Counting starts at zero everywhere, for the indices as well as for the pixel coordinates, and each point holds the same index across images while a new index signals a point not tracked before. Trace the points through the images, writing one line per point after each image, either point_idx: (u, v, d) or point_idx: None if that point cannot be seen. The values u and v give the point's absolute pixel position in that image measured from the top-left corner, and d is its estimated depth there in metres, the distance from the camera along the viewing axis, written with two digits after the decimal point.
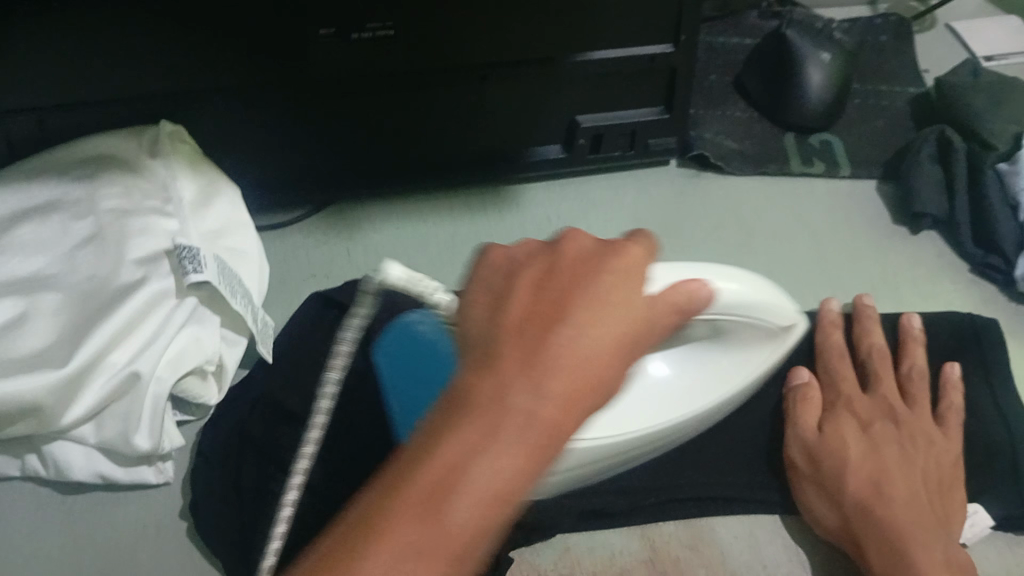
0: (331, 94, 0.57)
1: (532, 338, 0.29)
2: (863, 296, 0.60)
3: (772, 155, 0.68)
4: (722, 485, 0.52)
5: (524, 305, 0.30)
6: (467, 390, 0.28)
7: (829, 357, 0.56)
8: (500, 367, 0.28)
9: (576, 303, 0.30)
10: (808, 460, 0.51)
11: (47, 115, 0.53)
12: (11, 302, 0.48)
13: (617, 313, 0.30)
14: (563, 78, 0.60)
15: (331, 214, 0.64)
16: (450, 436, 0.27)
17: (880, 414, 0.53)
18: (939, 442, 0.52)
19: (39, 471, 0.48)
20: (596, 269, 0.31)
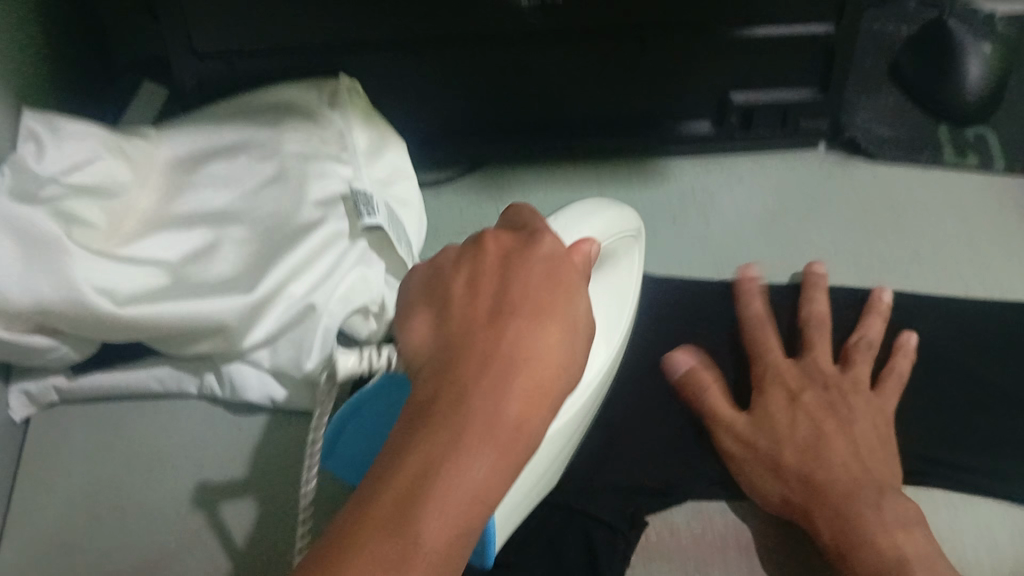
0: (494, 56, 0.59)
1: (486, 366, 0.31)
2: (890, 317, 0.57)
3: (924, 145, 0.68)
4: None
5: (471, 361, 0.31)
6: (426, 400, 0.31)
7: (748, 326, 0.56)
8: (454, 377, 0.31)
9: (498, 370, 0.31)
10: (741, 435, 0.50)
11: (235, 60, 0.58)
12: (202, 232, 0.52)
13: (556, 343, 0.33)
14: (719, 53, 0.61)
15: (483, 175, 0.67)
16: (417, 448, 0.29)
17: (810, 378, 0.52)
18: (875, 401, 0.52)
19: (215, 391, 0.52)
20: (534, 298, 0.34)
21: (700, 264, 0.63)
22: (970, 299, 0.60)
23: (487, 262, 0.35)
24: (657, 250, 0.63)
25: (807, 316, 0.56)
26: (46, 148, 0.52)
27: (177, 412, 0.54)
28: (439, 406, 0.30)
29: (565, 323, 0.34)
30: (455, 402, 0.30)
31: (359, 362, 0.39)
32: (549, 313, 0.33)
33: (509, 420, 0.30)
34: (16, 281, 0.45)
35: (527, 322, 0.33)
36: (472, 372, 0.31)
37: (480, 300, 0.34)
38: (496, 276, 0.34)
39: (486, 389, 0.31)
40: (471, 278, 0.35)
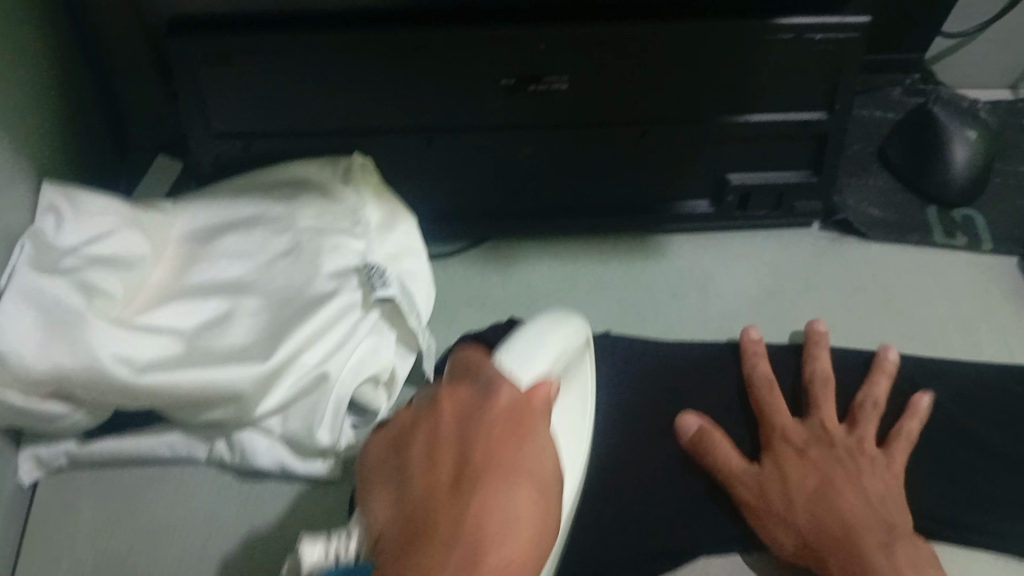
0: (502, 139, 0.62)
1: (455, 555, 0.32)
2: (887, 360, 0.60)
3: (913, 225, 0.70)
4: None
5: (459, 497, 0.34)
6: (419, 525, 0.34)
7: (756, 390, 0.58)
8: (440, 505, 0.34)
9: (480, 495, 0.34)
10: (755, 487, 0.52)
11: (254, 141, 0.60)
12: (218, 302, 0.54)
13: (533, 474, 0.36)
14: (717, 138, 0.64)
15: (489, 250, 0.69)
16: (406, 571, 0.32)
17: (817, 440, 0.54)
18: (880, 458, 0.54)
19: (225, 458, 0.53)
20: (506, 431, 0.37)
21: (702, 337, 0.64)
22: (963, 374, 0.62)
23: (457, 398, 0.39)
24: (660, 323, 0.65)
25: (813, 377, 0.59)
26: (65, 221, 0.54)
27: (184, 478, 0.54)
28: (433, 533, 0.33)
29: (540, 455, 0.37)
30: (437, 555, 0.32)
31: (323, 555, 0.37)
32: (523, 449, 0.37)
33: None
34: (34, 352, 0.47)
35: (513, 452, 0.36)
36: (459, 508, 0.34)
37: (455, 436, 0.37)
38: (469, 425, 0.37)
39: (464, 555, 0.32)
40: (455, 408, 0.39)
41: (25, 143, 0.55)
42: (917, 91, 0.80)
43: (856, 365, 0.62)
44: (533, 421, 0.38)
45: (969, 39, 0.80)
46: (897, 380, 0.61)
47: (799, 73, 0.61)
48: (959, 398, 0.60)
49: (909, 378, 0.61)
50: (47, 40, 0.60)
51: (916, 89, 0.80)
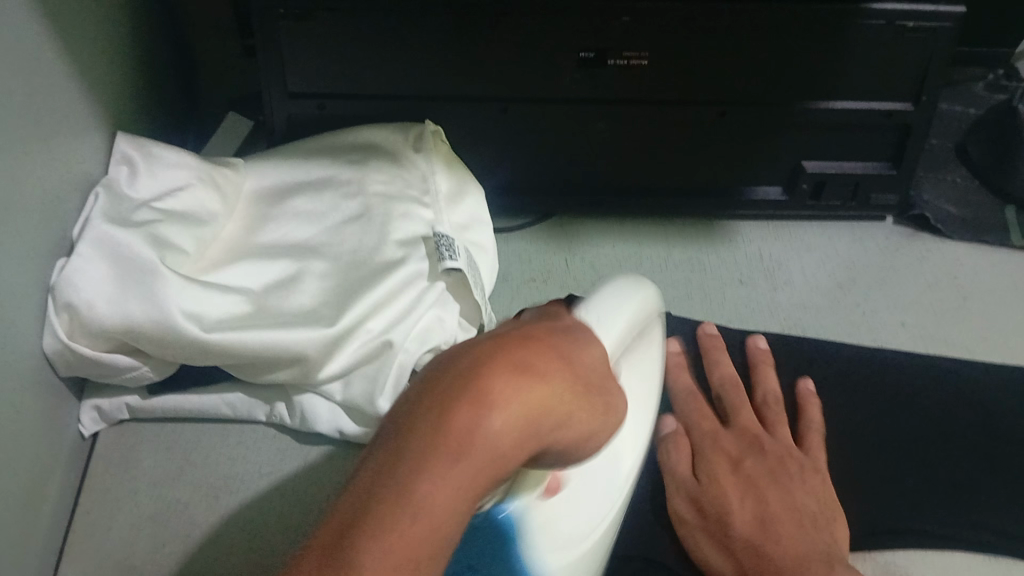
0: (576, 111, 0.61)
1: (473, 390, 0.31)
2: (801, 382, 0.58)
3: (990, 225, 0.68)
4: (922, 521, 0.52)
5: (480, 345, 0.33)
6: (446, 373, 0.32)
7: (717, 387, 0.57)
8: (475, 361, 0.32)
9: (513, 365, 0.32)
10: (693, 509, 0.50)
11: (328, 102, 0.60)
12: (286, 262, 0.54)
13: (565, 356, 0.34)
14: (796, 123, 0.62)
15: (553, 225, 0.68)
16: (426, 415, 0.30)
17: (748, 446, 0.53)
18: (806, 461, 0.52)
19: (284, 419, 0.53)
20: (541, 325, 0.36)
21: (767, 326, 0.63)
22: None
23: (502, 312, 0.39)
24: (723, 308, 0.64)
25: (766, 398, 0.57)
26: (138, 173, 0.54)
27: (244, 438, 0.54)
28: (445, 370, 0.32)
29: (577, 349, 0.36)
30: (460, 381, 0.31)
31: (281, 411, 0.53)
32: (560, 342, 0.35)
33: (488, 434, 0.30)
34: (107, 301, 0.47)
35: (552, 336, 0.35)
36: (477, 351, 0.33)
37: (495, 326, 0.36)
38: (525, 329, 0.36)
39: (483, 389, 0.31)
40: (512, 320, 0.38)
41: (98, 96, 0.55)
42: (1002, 87, 0.77)
43: (929, 365, 0.60)
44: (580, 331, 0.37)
45: None
46: (967, 383, 0.59)
47: (880, 59, 0.59)
48: None
49: (980, 383, 0.59)
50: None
51: (1001, 85, 0.77)
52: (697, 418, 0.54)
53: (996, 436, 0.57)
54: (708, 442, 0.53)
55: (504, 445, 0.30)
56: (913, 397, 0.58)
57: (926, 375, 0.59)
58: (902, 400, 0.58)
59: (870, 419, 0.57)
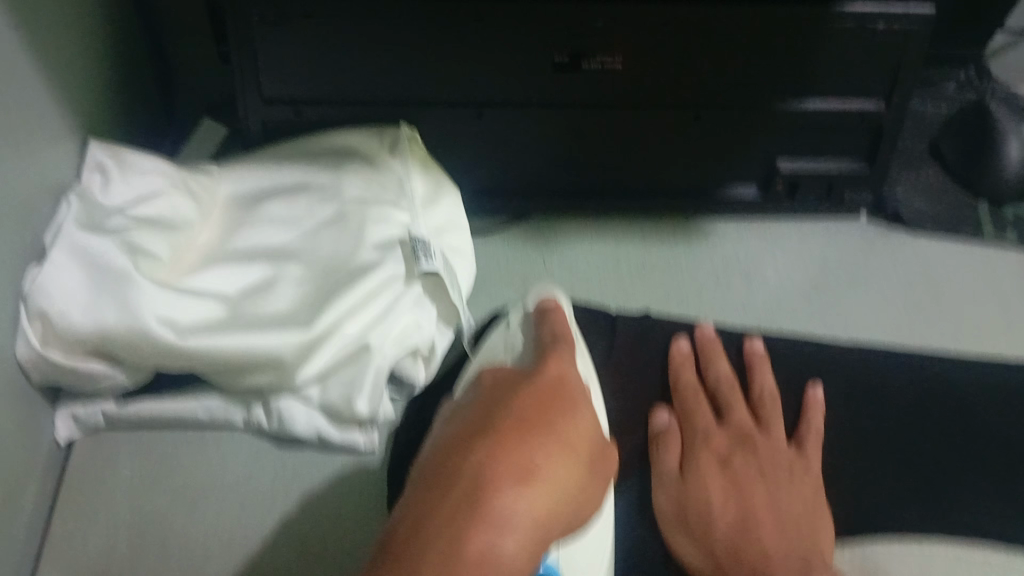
0: (551, 115, 0.61)
1: (488, 502, 0.32)
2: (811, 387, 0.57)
3: (964, 221, 0.69)
4: (900, 514, 0.53)
5: (485, 449, 0.35)
6: (450, 476, 0.34)
7: (714, 385, 0.56)
8: (486, 464, 0.34)
9: (525, 471, 0.34)
10: (676, 507, 0.51)
11: (302, 107, 0.60)
12: (262, 267, 0.54)
13: (563, 449, 0.37)
14: (770, 124, 0.63)
15: (528, 226, 0.68)
16: (436, 525, 0.31)
17: (738, 445, 0.53)
18: (800, 462, 0.53)
19: (262, 424, 0.52)
20: (535, 415, 0.38)
21: (745, 325, 0.63)
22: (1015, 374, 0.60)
23: (486, 397, 0.41)
24: (701, 307, 0.64)
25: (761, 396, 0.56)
26: (112, 180, 0.54)
27: (221, 443, 0.53)
28: (456, 479, 0.33)
29: (573, 436, 0.38)
30: (472, 486, 0.33)
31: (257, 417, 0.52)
32: (561, 431, 0.38)
33: (507, 547, 0.31)
34: (81, 308, 0.47)
35: (547, 426, 0.38)
36: (485, 460, 0.34)
37: (485, 416, 0.38)
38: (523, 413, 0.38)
39: (497, 501, 0.32)
40: (502, 397, 0.40)
41: (70, 105, 0.55)
42: (972, 85, 0.78)
43: (905, 360, 0.60)
44: (572, 408, 0.40)
45: None
46: (944, 377, 0.60)
47: (851, 60, 0.60)
48: (1010, 400, 0.59)
49: (956, 377, 0.60)
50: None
51: (971, 83, 0.78)
52: (689, 417, 0.55)
53: (971, 430, 0.57)
54: (697, 443, 0.53)
55: (524, 558, 0.32)
56: (890, 391, 0.58)
57: (903, 370, 0.60)
58: (879, 394, 0.58)
59: (847, 413, 0.57)
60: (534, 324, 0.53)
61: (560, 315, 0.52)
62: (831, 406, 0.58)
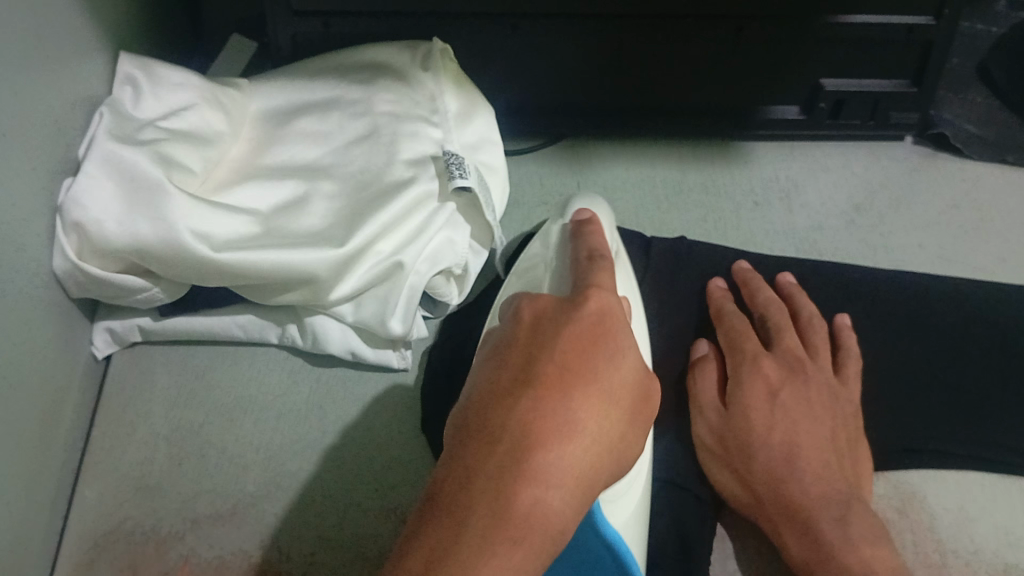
0: (589, 30, 0.59)
1: (528, 469, 0.30)
2: (842, 317, 0.56)
3: (1012, 144, 0.67)
4: (936, 439, 0.52)
5: (527, 403, 0.32)
6: (491, 428, 0.31)
7: (760, 311, 0.55)
8: (530, 418, 0.31)
9: (569, 430, 0.32)
10: (715, 436, 0.49)
11: (332, 20, 0.59)
12: (294, 184, 0.53)
13: (609, 398, 0.34)
14: (815, 41, 0.61)
15: (564, 148, 0.67)
16: (472, 501, 0.29)
17: (788, 373, 0.51)
18: (842, 391, 0.51)
19: (296, 341, 0.53)
20: (579, 355, 0.34)
21: (783, 249, 0.62)
22: None
23: (525, 327, 0.36)
24: (739, 230, 0.63)
25: (803, 322, 0.55)
26: (142, 93, 0.52)
27: (257, 358, 0.54)
28: (498, 438, 0.31)
29: (620, 382, 0.35)
30: (513, 448, 0.30)
31: (294, 337, 0.53)
32: (607, 366, 0.35)
33: (547, 511, 0.30)
34: (115, 221, 0.46)
35: (592, 370, 0.34)
36: (525, 418, 0.31)
37: (530, 354, 0.35)
38: (569, 345, 0.35)
39: (538, 464, 0.30)
40: (536, 339, 0.35)
41: (99, 16, 0.54)
42: None
43: (945, 286, 0.59)
44: (621, 345, 0.36)
45: None
46: (987, 303, 0.58)
47: None
48: None
49: (998, 303, 0.59)
50: None
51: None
52: (734, 341, 0.53)
53: (1012, 356, 0.56)
54: (744, 366, 0.51)
55: (562, 524, 0.30)
56: (929, 316, 0.58)
57: (944, 294, 0.59)
58: (918, 319, 0.57)
59: (885, 337, 0.57)
60: (569, 237, 0.50)
61: (598, 234, 0.49)
62: (868, 330, 0.57)
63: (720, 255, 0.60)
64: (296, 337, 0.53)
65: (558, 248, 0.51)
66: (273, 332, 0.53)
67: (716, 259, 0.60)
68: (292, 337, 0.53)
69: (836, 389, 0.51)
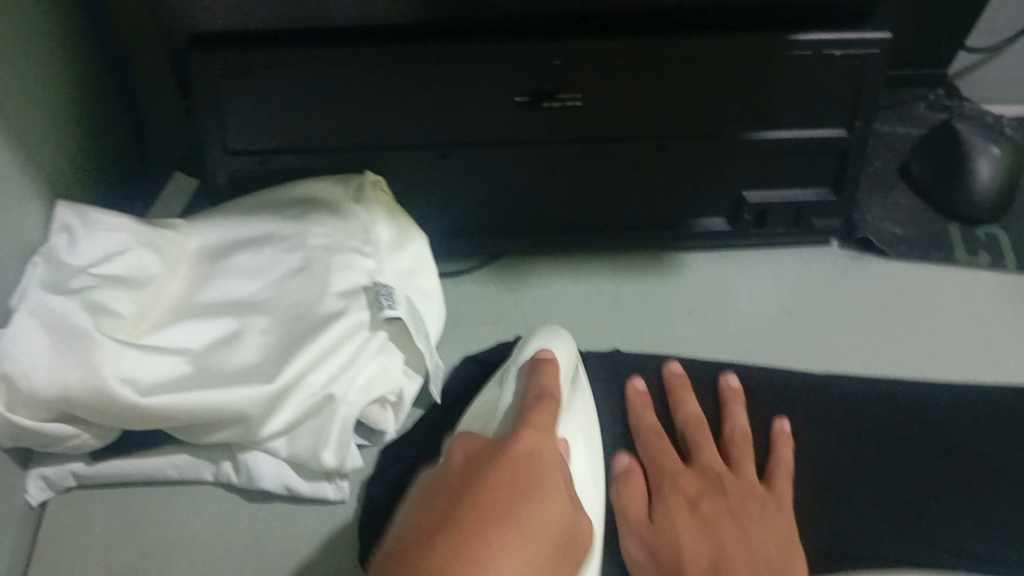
0: (516, 153, 0.61)
1: (478, 543, 0.32)
2: (781, 419, 0.58)
3: (937, 243, 0.69)
4: (875, 542, 0.53)
5: (456, 531, 0.33)
6: (474, 499, 0.35)
7: (680, 423, 0.57)
8: (488, 493, 0.35)
9: (526, 509, 0.36)
10: (648, 553, 0.50)
11: (267, 156, 0.60)
12: (226, 321, 0.54)
13: (551, 520, 0.36)
14: (737, 155, 0.63)
15: (502, 266, 0.69)
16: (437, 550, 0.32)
17: (707, 486, 0.53)
18: (770, 500, 0.53)
19: (231, 478, 0.53)
20: (524, 475, 0.38)
21: (718, 354, 0.63)
22: (984, 396, 0.60)
23: (454, 476, 0.37)
24: (673, 338, 0.64)
25: (729, 434, 0.57)
26: (78, 239, 0.54)
27: (193, 496, 0.54)
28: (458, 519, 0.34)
29: (563, 509, 0.38)
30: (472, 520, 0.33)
31: (227, 474, 0.53)
32: (546, 474, 0.39)
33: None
34: (44, 370, 0.47)
35: (517, 515, 0.35)
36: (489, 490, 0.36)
37: (478, 464, 0.38)
38: (522, 461, 0.39)
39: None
40: (488, 448, 0.40)
41: (37, 168, 0.56)
42: (942, 107, 0.79)
43: (877, 389, 0.61)
44: (546, 496, 0.37)
45: (995, 53, 0.80)
46: (919, 401, 0.60)
47: (815, 89, 0.60)
48: (983, 428, 0.59)
49: (929, 405, 0.60)
50: (60, 57, 0.60)
51: (941, 105, 0.79)
52: (659, 456, 0.55)
53: (945, 455, 0.57)
54: (665, 484, 0.53)
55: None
56: (863, 421, 0.59)
57: (874, 393, 0.60)
58: (853, 424, 0.59)
59: (821, 442, 0.58)
60: (524, 373, 0.52)
61: (552, 369, 0.51)
62: (806, 437, 0.58)
63: (657, 367, 0.61)
64: (229, 475, 0.53)
65: (511, 386, 0.52)
66: (208, 471, 0.53)
67: (651, 369, 0.61)
68: (227, 473, 0.53)
69: (762, 493, 0.53)
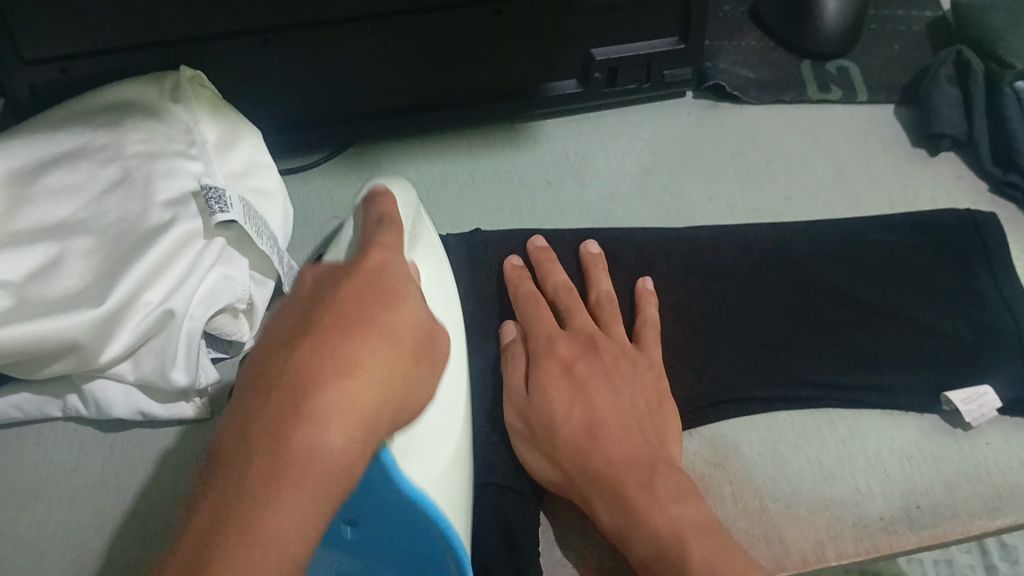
0: (344, 30, 0.57)
1: (327, 364, 0.33)
2: (646, 278, 0.58)
3: (789, 83, 0.69)
4: (742, 385, 0.54)
5: (301, 356, 0.33)
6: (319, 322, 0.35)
7: (551, 292, 0.56)
8: (330, 317, 0.35)
9: (370, 329, 0.36)
10: (523, 420, 0.50)
11: (68, 63, 0.54)
12: (45, 246, 0.49)
13: (398, 334, 0.37)
14: (578, 10, 0.61)
15: (351, 156, 0.66)
16: (287, 377, 0.32)
17: (581, 347, 0.52)
18: (641, 358, 0.53)
19: (80, 410, 0.50)
20: (370, 291, 0.38)
21: (580, 220, 0.62)
22: (842, 229, 0.61)
23: (302, 296, 0.38)
24: (534, 208, 0.63)
25: (596, 299, 0.56)
26: None
27: (43, 435, 0.51)
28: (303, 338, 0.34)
29: (411, 316, 0.38)
30: (318, 342, 0.34)
31: (77, 407, 0.50)
32: (392, 288, 0.39)
33: (325, 450, 0.31)
34: None
35: (371, 320, 0.36)
36: (330, 309, 0.36)
37: (321, 287, 0.38)
38: (362, 278, 0.38)
39: (314, 407, 0.32)
40: (336, 269, 0.39)
41: None
42: None
43: (738, 235, 0.61)
44: (399, 301, 0.38)
45: None
46: (780, 241, 0.60)
47: None
48: (842, 260, 0.60)
49: (789, 245, 0.60)
50: None
51: None
52: (530, 324, 0.54)
53: (806, 291, 0.58)
54: (540, 347, 0.52)
55: (344, 465, 0.32)
56: (726, 269, 0.59)
57: (737, 240, 0.60)
58: (716, 272, 0.59)
59: (687, 293, 0.58)
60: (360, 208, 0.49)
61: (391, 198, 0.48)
62: (670, 290, 0.58)
63: (521, 241, 0.60)
64: (78, 408, 0.50)
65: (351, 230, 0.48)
66: (55, 407, 0.50)
67: (517, 244, 0.60)
68: (75, 406, 0.50)
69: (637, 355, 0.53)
